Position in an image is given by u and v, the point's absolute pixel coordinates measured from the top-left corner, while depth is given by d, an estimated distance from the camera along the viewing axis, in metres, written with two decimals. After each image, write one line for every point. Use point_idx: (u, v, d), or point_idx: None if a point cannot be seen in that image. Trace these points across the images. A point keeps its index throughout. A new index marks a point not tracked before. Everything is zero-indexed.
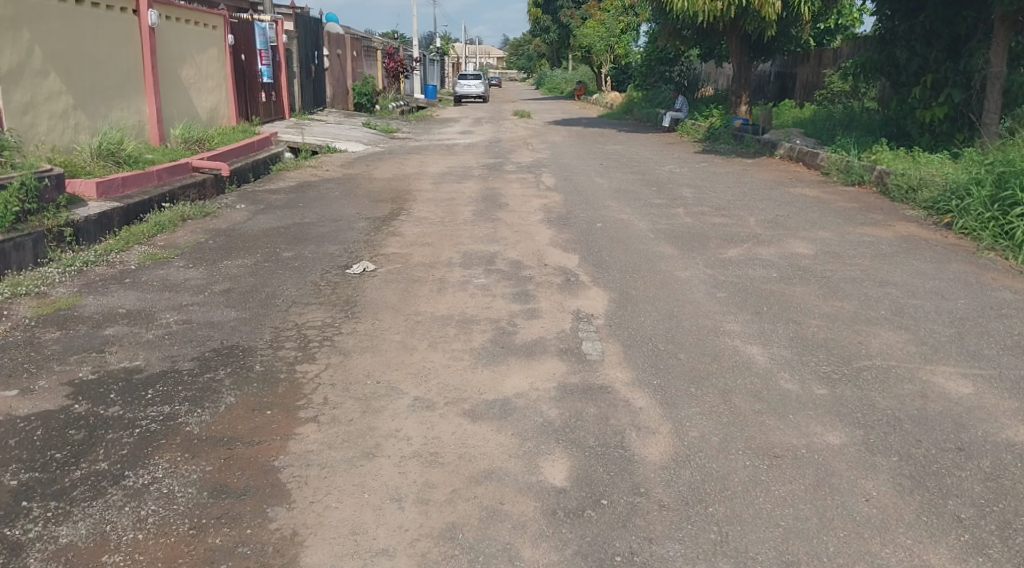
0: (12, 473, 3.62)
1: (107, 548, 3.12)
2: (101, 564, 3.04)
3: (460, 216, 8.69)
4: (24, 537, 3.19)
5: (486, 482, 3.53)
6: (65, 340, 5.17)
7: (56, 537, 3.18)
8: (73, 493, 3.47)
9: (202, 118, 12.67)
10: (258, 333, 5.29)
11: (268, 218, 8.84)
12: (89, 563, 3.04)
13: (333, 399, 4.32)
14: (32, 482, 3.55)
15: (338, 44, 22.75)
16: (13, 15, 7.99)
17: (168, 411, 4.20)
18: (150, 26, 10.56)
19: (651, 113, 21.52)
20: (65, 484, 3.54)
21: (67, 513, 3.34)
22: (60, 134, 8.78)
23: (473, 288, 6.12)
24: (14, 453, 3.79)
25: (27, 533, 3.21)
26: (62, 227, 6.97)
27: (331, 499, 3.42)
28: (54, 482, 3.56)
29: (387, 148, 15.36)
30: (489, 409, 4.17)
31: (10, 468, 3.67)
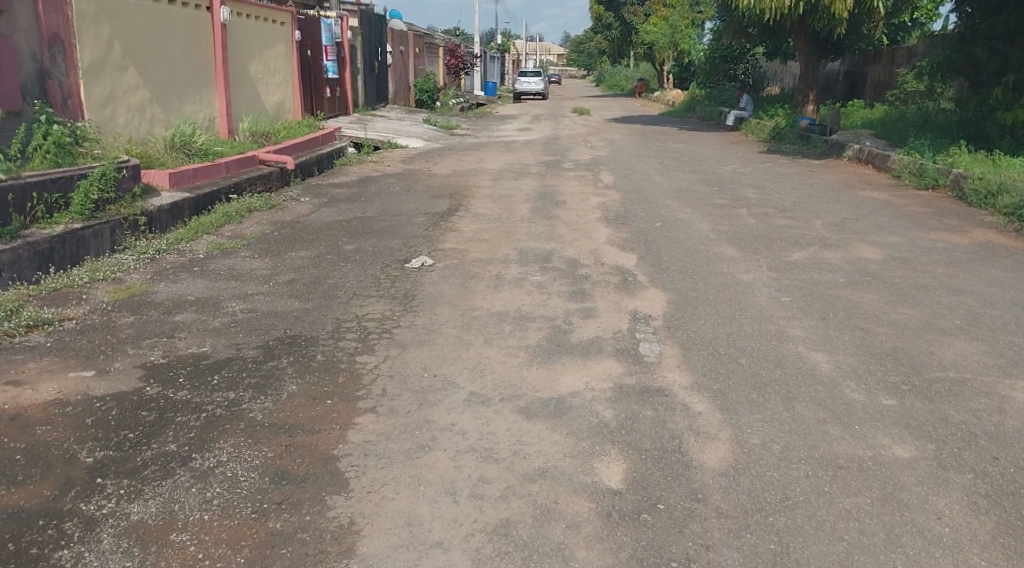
0: (88, 451, 3.76)
1: (175, 527, 3.21)
2: (168, 542, 3.12)
3: (518, 213, 8.70)
4: (98, 513, 3.30)
5: (540, 480, 3.53)
6: (138, 325, 5.33)
7: (129, 514, 3.29)
8: (144, 472, 3.58)
9: (269, 112, 12.93)
10: (320, 323, 5.39)
11: (331, 211, 8.98)
12: (157, 541, 3.13)
13: (390, 390, 4.38)
14: (106, 461, 3.68)
15: (402, 41, 22.99)
16: (95, 12, 8.20)
17: (233, 396, 4.31)
18: (221, 22, 10.79)
19: (714, 112, 21.22)
20: (135, 463, 3.66)
21: (138, 492, 3.44)
22: (137, 127, 9.06)
23: (529, 286, 6.12)
24: (89, 432, 3.93)
25: (100, 509, 3.32)
26: (137, 216, 7.21)
27: (387, 489, 3.47)
28: (127, 461, 3.68)
29: (448, 145, 15.47)
30: (544, 407, 4.17)
31: (87, 446, 3.80)
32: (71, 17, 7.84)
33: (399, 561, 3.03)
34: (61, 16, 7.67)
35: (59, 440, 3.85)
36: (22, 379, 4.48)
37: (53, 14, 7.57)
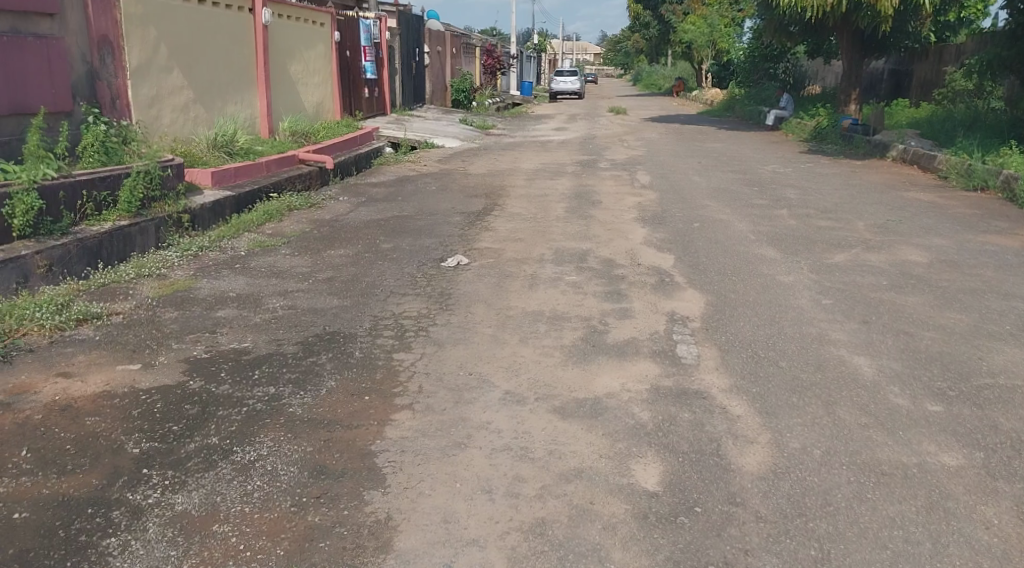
0: (134, 442, 3.83)
1: (217, 518, 3.26)
2: (210, 533, 3.18)
3: (554, 213, 8.69)
4: (143, 502, 3.37)
5: (576, 480, 3.52)
6: (182, 319, 5.43)
7: (173, 504, 3.35)
8: (187, 464, 3.65)
9: (309, 112, 13.08)
10: (358, 320, 5.43)
11: (369, 210, 9.05)
12: (200, 531, 3.19)
13: (426, 388, 4.40)
14: (152, 452, 3.75)
15: (439, 41, 23.09)
16: (142, 14, 8.36)
17: (273, 391, 4.36)
18: (263, 24, 10.93)
19: (753, 112, 20.99)
20: (180, 455, 3.72)
21: (182, 483, 3.50)
22: (181, 126, 9.21)
23: (565, 286, 6.11)
24: (135, 423, 4.01)
25: (146, 499, 3.39)
26: (181, 213, 7.34)
27: (423, 485, 3.49)
28: (171, 453, 3.74)
29: (484, 145, 15.50)
30: (579, 407, 4.16)
31: (133, 437, 3.88)
32: (120, 19, 7.99)
33: (435, 557, 3.05)
34: (110, 19, 7.82)
35: (106, 431, 3.94)
36: (71, 371, 4.59)
37: (103, 16, 7.72)
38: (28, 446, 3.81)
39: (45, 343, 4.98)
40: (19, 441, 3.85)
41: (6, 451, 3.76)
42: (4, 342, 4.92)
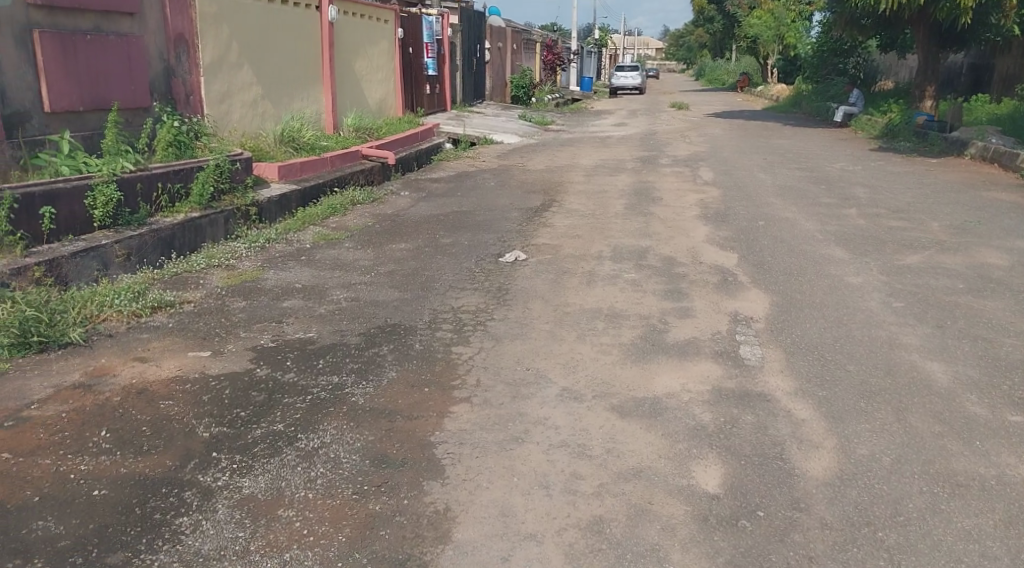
0: (205, 426, 3.94)
1: (283, 503, 3.35)
2: (276, 517, 3.26)
3: (612, 209, 8.62)
4: (214, 484, 3.47)
5: (634, 480, 3.49)
6: (249, 309, 5.55)
7: (241, 488, 3.45)
8: (254, 449, 3.73)
9: (372, 108, 13.24)
10: (418, 313, 5.48)
11: (429, 205, 9.12)
12: (266, 514, 3.28)
13: (485, 381, 4.42)
14: (221, 436, 3.85)
15: (500, 37, 23.10)
16: (215, 12, 8.55)
17: (336, 380, 4.44)
18: (330, 21, 11.08)
19: (821, 107, 20.52)
20: (247, 440, 3.81)
21: (249, 467, 3.60)
22: (250, 121, 9.40)
23: (623, 283, 6.06)
24: (206, 408, 4.11)
25: (216, 481, 3.49)
26: (249, 206, 7.50)
27: (481, 478, 3.52)
28: (239, 437, 3.84)
29: (543, 140, 15.47)
30: (638, 406, 4.12)
31: (204, 421, 3.99)
32: (195, 18, 8.19)
33: (492, 552, 3.07)
34: (186, 18, 8.03)
35: (179, 414, 4.05)
36: (146, 356, 4.73)
37: (179, 15, 7.93)
38: (106, 426, 3.94)
39: (122, 329, 5.14)
40: (99, 422, 3.99)
41: (86, 431, 3.90)
42: (84, 326, 5.09)
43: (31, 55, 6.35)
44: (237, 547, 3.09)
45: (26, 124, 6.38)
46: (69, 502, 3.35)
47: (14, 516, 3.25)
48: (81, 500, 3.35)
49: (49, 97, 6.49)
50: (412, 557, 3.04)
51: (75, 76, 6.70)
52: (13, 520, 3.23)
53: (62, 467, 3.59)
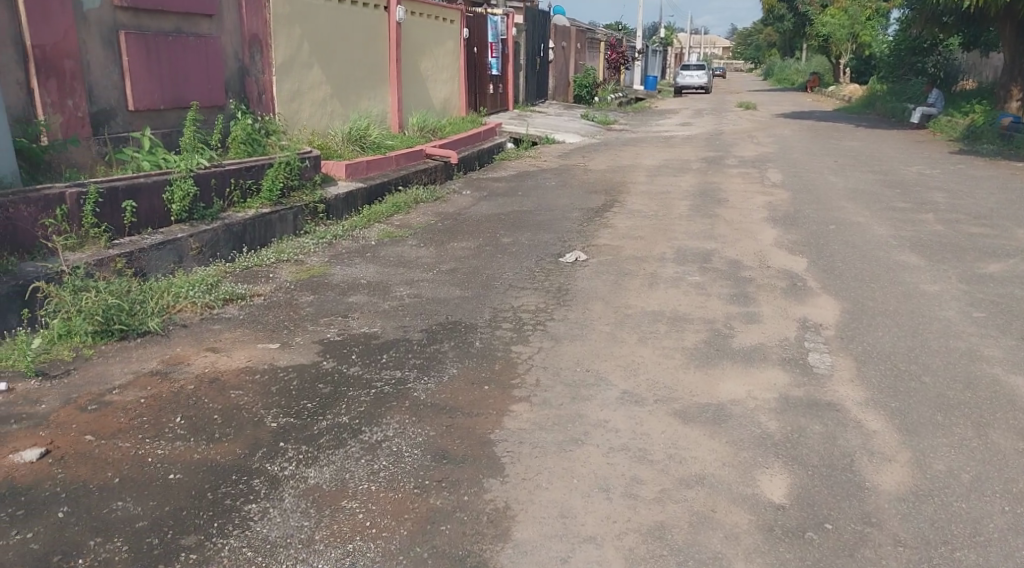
0: (273, 416, 4.01)
1: (346, 494, 3.39)
2: (340, 508, 3.31)
3: (676, 210, 8.51)
4: (281, 473, 3.53)
5: (697, 486, 3.43)
6: (317, 303, 5.64)
7: (307, 478, 3.50)
8: (320, 440, 3.79)
9: (436, 108, 13.33)
10: (478, 311, 5.49)
11: (491, 204, 9.14)
12: (331, 505, 3.33)
13: (544, 381, 4.40)
14: (288, 426, 3.91)
15: (564, 36, 23.03)
16: (288, 13, 8.71)
17: (399, 375, 4.48)
18: (397, 21, 11.18)
19: (898, 108, 19.92)
20: (313, 431, 3.87)
21: (315, 458, 3.65)
22: (319, 120, 9.55)
23: (686, 286, 5.97)
24: (274, 399, 4.19)
25: (283, 470, 3.55)
26: (317, 203, 7.63)
27: (541, 478, 3.50)
28: (305, 428, 3.90)
29: (605, 140, 15.37)
30: (702, 412, 4.05)
31: (272, 411, 4.06)
32: (269, 19, 8.37)
33: (552, 552, 3.06)
34: (260, 19, 8.20)
35: (249, 404, 4.13)
36: (218, 347, 4.85)
37: (254, 16, 8.11)
38: (181, 413, 4.04)
39: (196, 319, 5.28)
40: (174, 408, 4.10)
41: (163, 416, 4.01)
42: (161, 316, 5.24)
43: (116, 55, 6.56)
44: (303, 536, 3.14)
45: (111, 121, 6.59)
46: (146, 484, 3.45)
47: (96, 495, 3.37)
48: (157, 483, 3.45)
49: (133, 95, 6.69)
50: (472, 553, 3.05)
51: (157, 75, 6.90)
52: (95, 499, 3.34)
53: (140, 451, 3.70)
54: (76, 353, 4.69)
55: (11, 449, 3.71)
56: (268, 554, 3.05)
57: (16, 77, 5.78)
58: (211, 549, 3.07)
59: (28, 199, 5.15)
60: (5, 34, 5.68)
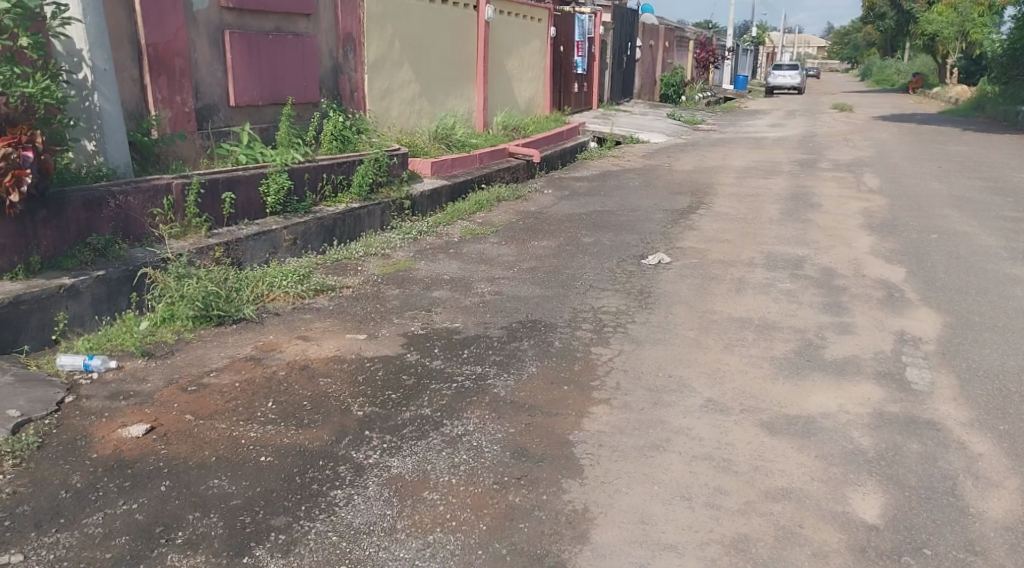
0: (359, 405, 4.07)
1: (427, 485, 3.41)
2: (421, 499, 3.32)
3: (766, 214, 8.28)
4: (365, 461, 3.58)
5: (784, 500, 3.32)
6: (402, 297, 5.70)
7: (389, 467, 3.53)
8: (403, 431, 3.82)
9: (521, 107, 13.35)
10: (558, 311, 5.45)
11: (574, 204, 9.10)
12: (412, 495, 3.35)
13: (625, 385, 4.33)
14: (372, 416, 3.96)
15: (652, 35, 22.73)
16: (382, 13, 8.85)
17: (480, 370, 4.48)
18: (486, 21, 11.23)
19: (1009, 111, 18.94)
20: (396, 421, 3.91)
21: (397, 448, 3.68)
22: (407, 118, 9.68)
23: (776, 293, 5.80)
24: (360, 388, 4.25)
25: (367, 458, 3.59)
26: (403, 199, 7.73)
27: (621, 483, 3.44)
28: (389, 418, 3.94)
29: (692, 141, 15.10)
30: (790, 424, 3.92)
31: (358, 400, 4.12)
32: (363, 18, 8.52)
33: (633, 558, 3.00)
34: (354, 18, 8.35)
35: (336, 392, 4.20)
36: (309, 335, 4.95)
37: (349, 16, 8.27)
38: (273, 398, 4.14)
39: (288, 308, 5.42)
40: (267, 392, 4.20)
41: (256, 400, 4.12)
42: (256, 304, 5.39)
43: (220, 53, 6.77)
44: (385, 525, 3.17)
45: (214, 116, 6.82)
46: (240, 464, 3.54)
47: (194, 472, 3.47)
48: (249, 464, 3.54)
49: (235, 92, 6.90)
50: (551, 553, 3.02)
51: (257, 73, 7.10)
52: (193, 476, 3.44)
53: (234, 432, 3.80)
54: (178, 336, 4.87)
55: (119, 423, 3.85)
56: (352, 540, 3.08)
57: (130, 74, 6.03)
58: (299, 531, 3.12)
59: (138, 188, 5.35)
60: (121, 33, 5.92)
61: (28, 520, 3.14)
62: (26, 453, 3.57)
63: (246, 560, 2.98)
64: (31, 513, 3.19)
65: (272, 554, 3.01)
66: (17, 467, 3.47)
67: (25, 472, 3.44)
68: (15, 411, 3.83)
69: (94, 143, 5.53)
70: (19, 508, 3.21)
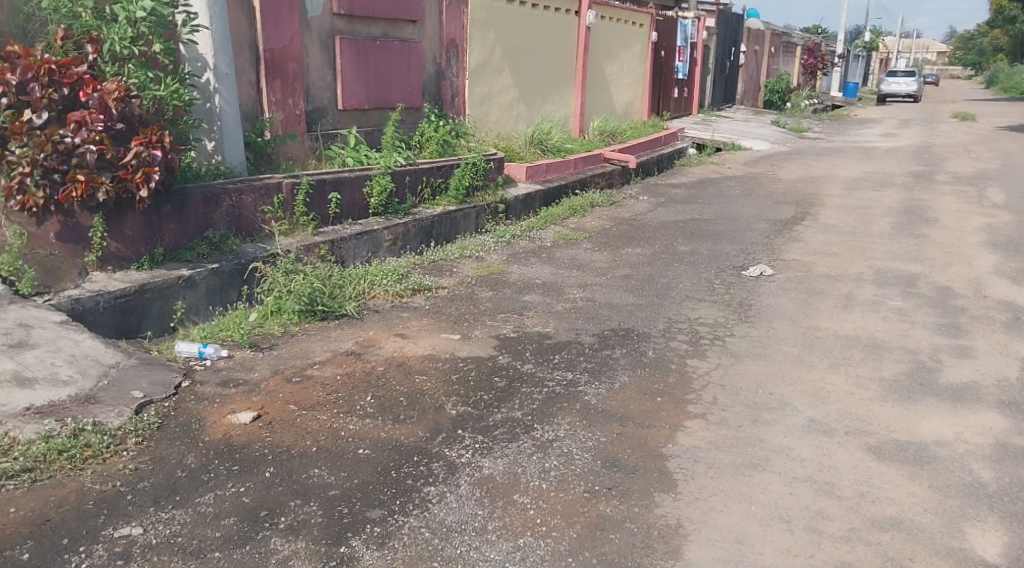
0: (452, 404, 4.08)
1: (518, 488, 3.38)
2: (512, 502, 3.29)
3: (876, 228, 7.93)
4: (458, 460, 3.58)
5: (893, 530, 3.15)
6: (495, 300, 5.71)
7: (481, 467, 3.52)
8: (494, 432, 3.81)
9: (618, 112, 13.22)
10: (653, 321, 5.35)
11: (670, 211, 8.94)
12: (503, 497, 3.32)
13: (722, 400, 4.19)
14: (465, 415, 3.97)
15: (757, 40, 22.18)
16: (485, 19, 8.91)
17: (571, 377, 4.43)
18: (586, 26, 11.16)
19: None
20: (488, 422, 3.90)
21: (489, 449, 3.67)
22: (504, 123, 9.71)
23: (886, 311, 5.53)
24: (453, 387, 4.26)
25: (460, 457, 3.60)
26: (498, 203, 7.75)
27: (716, 500, 3.33)
28: (481, 419, 3.94)
29: (796, 149, 14.64)
30: (900, 450, 3.72)
31: (452, 399, 4.13)
32: (466, 23, 8.60)
33: None
34: (458, 23, 8.45)
35: (431, 390, 4.23)
36: (406, 333, 5.01)
37: (453, 21, 8.36)
38: (371, 392, 4.20)
39: (387, 306, 5.50)
40: (366, 387, 4.26)
41: (356, 394, 4.18)
42: (356, 301, 5.50)
43: (330, 58, 6.95)
44: (476, 525, 3.15)
45: (323, 119, 7.00)
46: (339, 456, 3.59)
47: (296, 461, 3.54)
48: (347, 456, 3.59)
49: (343, 95, 7.07)
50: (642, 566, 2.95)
51: (364, 77, 7.26)
52: (295, 464, 3.52)
53: (334, 424, 3.86)
54: (284, 329, 5.00)
55: (229, 409, 3.98)
56: (443, 537, 3.08)
57: (248, 78, 6.24)
58: (393, 525, 3.14)
59: (252, 186, 5.53)
60: (241, 39, 6.14)
61: (148, 496, 3.26)
62: (148, 432, 3.70)
63: (343, 550, 3.01)
64: (150, 489, 3.31)
65: (367, 546, 3.03)
66: (139, 445, 3.59)
67: (146, 450, 3.57)
68: (138, 392, 3.97)
69: (214, 144, 5.72)
70: (139, 483, 3.34)
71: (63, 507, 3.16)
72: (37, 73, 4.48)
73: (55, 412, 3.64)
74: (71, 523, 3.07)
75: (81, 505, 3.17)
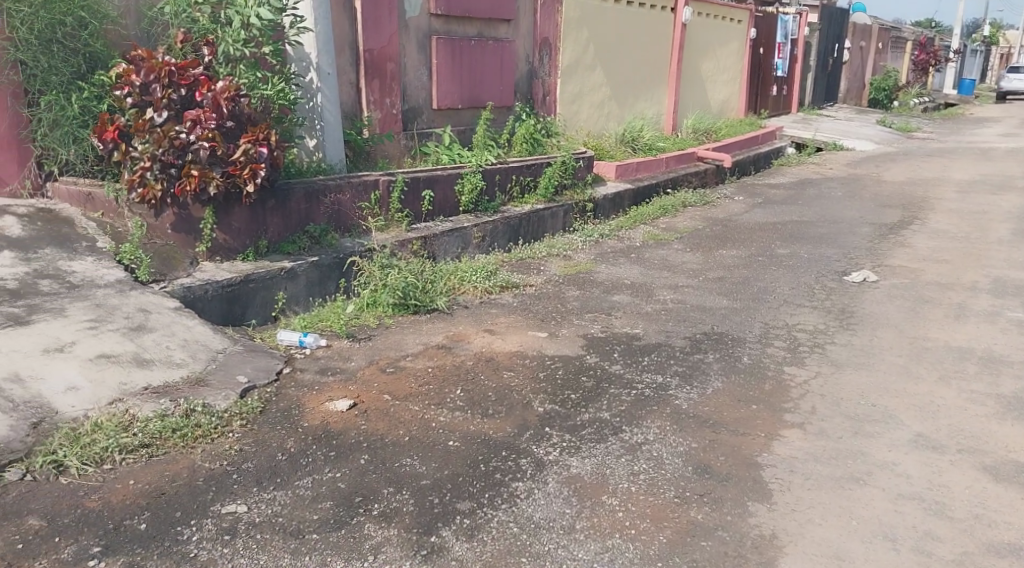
0: (540, 401, 4.04)
1: (606, 489, 3.31)
2: (601, 502, 3.23)
3: (993, 234, 7.49)
4: (545, 457, 3.54)
5: (1011, 557, 2.95)
6: (583, 299, 5.64)
7: (569, 466, 3.47)
8: (582, 432, 3.75)
9: (713, 110, 12.93)
10: (748, 325, 5.18)
11: (767, 212, 8.67)
12: (592, 497, 3.26)
13: (821, 410, 4.02)
14: (552, 413, 3.92)
15: (863, 36, 21.31)
16: (580, 16, 8.83)
17: (661, 380, 4.33)
18: (683, 22, 10.93)
19: None
20: (576, 422, 3.84)
21: (577, 448, 3.62)
22: (596, 121, 9.61)
23: (1004, 323, 5.20)
24: (541, 385, 4.22)
25: (548, 455, 3.56)
26: (587, 202, 7.67)
27: (814, 513, 3.19)
28: (569, 417, 3.89)
29: (903, 150, 14.00)
30: (1019, 472, 3.48)
31: (539, 397, 4.09)
32: (561, 22, 8.54)
33: None
34: (552, 22, 8.41)
35: (519, 386, 4.20)
36: (494, 330, 5.00)
37: (548, 20, 8.33)
38: (461, 386, 4.20)
39: (476, 302, 5.51)
40: (456, 380, 4.27)
41: (446, 387, 4.19)
42: (447, 296, 5.53)
43: (427, 57, 7.02)
44: (564, 523, 3.11)
45: (418, 118, 7.07)
46: (430, 446, 3.60)
47: (389, 450, 3.57)
48: (438, 448, 3.59)
49: (438, 95, 7.13)
50: None
51: (459, 76, 7.30)
52: (388, 453, 3.54)
53: (425, 416, 3.88)
54: (378, 321, 5.07)
55: (326, 397, 4.05)
56: (531, 534, 3.05)
57: (349, 77, 6.35)
58: (482, 518, 3.13)
59: (350, 182, 5.62)
60: (343, 39, 6.24)
61: (252, 476, 3.34)
62: (252, 415, 3.79)
63: (433, 540, 3.01)
64: (254, 470, 3.39)
65: (457, 537, 3.02)
66: (244, 427, 3.69)
67: (250, 432, 3.66)
68: (243, 376, 4.08)
69: (316, 141, 5.82)
70: (245, 464, 3.42)
71: (177, 482, 3.27)
72: (158, 75, 4.69)
73: (169, 392, 3.77)
74: (183, 498, 3.18)
75: (193, 481, 3.28)
